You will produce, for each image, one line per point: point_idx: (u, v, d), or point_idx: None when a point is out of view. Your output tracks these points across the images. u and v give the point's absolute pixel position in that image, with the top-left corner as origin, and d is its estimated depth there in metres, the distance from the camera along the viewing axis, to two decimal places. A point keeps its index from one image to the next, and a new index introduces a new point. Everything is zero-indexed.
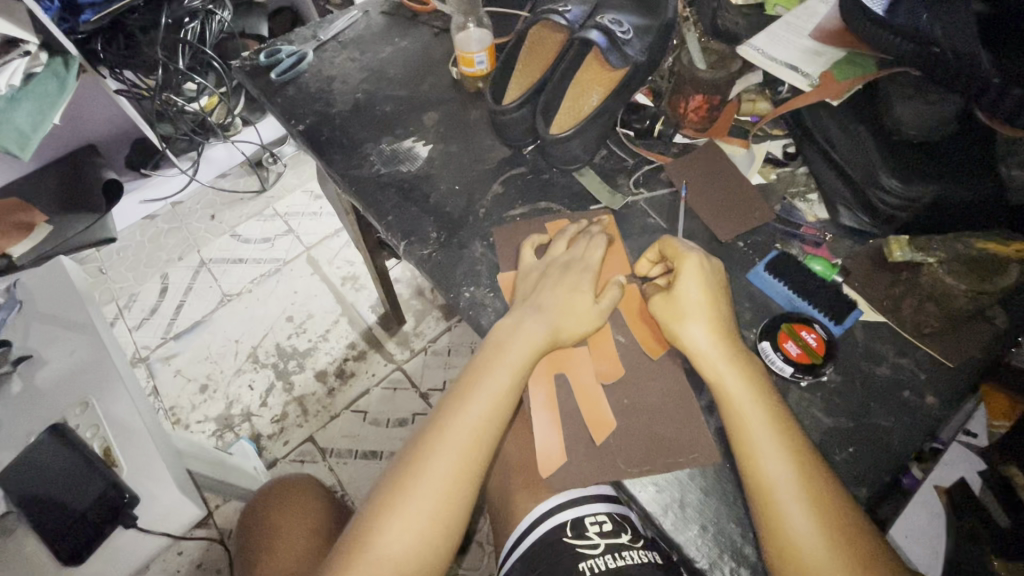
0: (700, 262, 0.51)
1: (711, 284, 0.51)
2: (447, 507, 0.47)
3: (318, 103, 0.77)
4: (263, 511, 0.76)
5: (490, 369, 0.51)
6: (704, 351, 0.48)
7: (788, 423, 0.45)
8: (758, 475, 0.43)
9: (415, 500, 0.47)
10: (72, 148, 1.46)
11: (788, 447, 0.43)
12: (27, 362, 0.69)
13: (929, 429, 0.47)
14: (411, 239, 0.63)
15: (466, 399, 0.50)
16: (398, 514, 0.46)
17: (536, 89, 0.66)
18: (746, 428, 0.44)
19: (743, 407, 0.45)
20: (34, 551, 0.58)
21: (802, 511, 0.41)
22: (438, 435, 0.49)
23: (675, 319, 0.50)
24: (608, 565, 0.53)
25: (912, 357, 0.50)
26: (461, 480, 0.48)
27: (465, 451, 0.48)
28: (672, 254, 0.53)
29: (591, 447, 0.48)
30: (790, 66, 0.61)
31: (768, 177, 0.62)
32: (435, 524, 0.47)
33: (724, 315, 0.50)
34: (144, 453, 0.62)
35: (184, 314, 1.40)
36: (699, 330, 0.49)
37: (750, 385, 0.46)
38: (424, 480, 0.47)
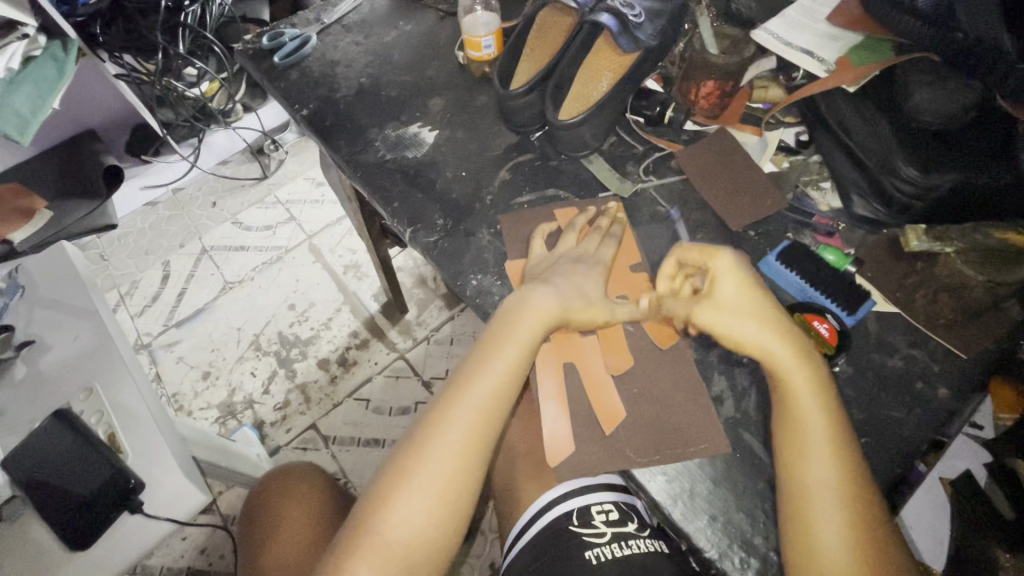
0: (733, 258, 0.51)
1: (749, 279, 0.50)
2: (452, 491, 0.47)
3: (322, 88, 0.76)
4: (278, 493, 0.76)
5: (499, 352, 0.50)
6: (776, 352, 0.47)
7: (839, 422, 0.44)
8: (798, 474, 0.43)
9: (420, 484, 0.46)
10: (72, 133, 1.45)
11: (834, 447, 0.43)
12: (31, 348, 0.69)
13: (941, 420, 0.47)
14: (417, 226, 0.62)
15: (470, 383, 0.50)
16: (402, 497, 0.46)
17: (545, 74, 0.64)
18: (801, 422, 0.44)
19: (801, 402, 0.45)
20: (39, 535, 0.57)
21: (833, 515, 0.41)
22: (442, 419, 0.49)
23: (730, 322, 0.48)
24: (615, 554, 0.53)
25: (925, 348, 0.50)
26: (466, 464, 0.47)
27: (470, 435, 0.48)
28: (702, 255, 0.51)
29: (602, 437, 0.48)
30: (806, 50, 0.60)
31: (780, 166, 0.61)
32: (441, 507, 0.46)
33: (772, 306, 0.49)
34: (148, 440, 0.62)
35: (187, 301, 1.40)
36: (757, 329, 0.48)
37: (813, 382, 0.45)
38: (430, 463, 0.47)
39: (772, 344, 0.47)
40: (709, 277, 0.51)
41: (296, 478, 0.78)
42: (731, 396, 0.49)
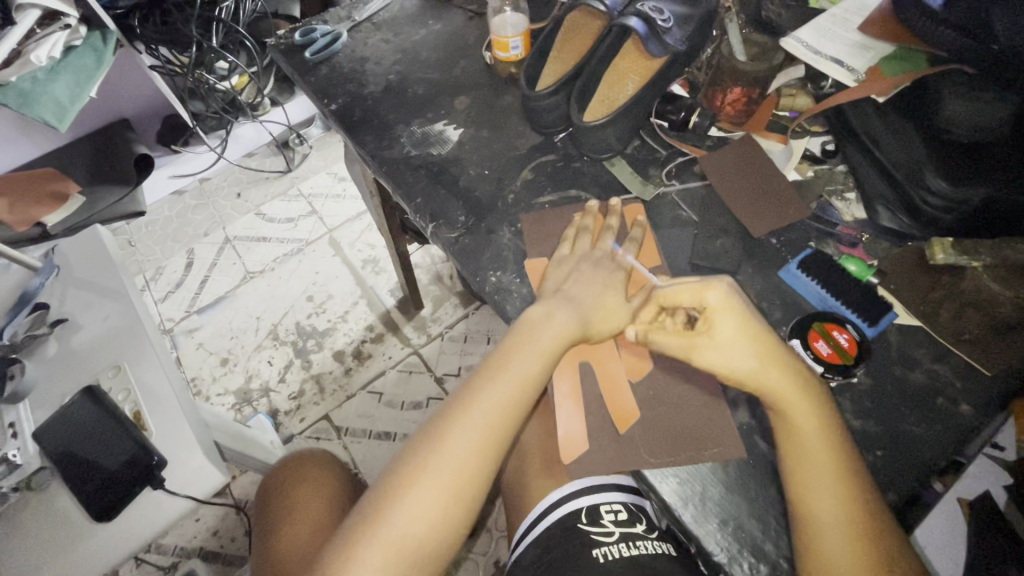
0: (726, 288, 0.47)
1: (747, 314, 0.46)
2: (467, 486, 0.47)
3: (351, 84, 0.78)
4: (282, 486, 0.77)
5: (519, 352, 0.51)
6: (781, 389, 0.44)
7: (844, 445, 0.43)
8: (806, 501, 0.42)
9: (435, 476, 0.47)
10: (107, 122, 1.49)
11: (841, 481, 0.41)
12: (64, 325, 0.72)
13: (962, 436, 0.46)
14: (439, 221, 0.63)
15: (492, 380, 0.51)
16: (417, 488, 0.47)
17: (571, 76, 0.65)
18: (802, 449, 0.43)
19: (804, 433, 0.43)
20: (68, 506, 0.60)
21: (846, 540, 0.40)
22: (461, 413, 0.49)
23: (726, 361, 0.45)
24: (622, 553, 0.54)
25: (948, 363, 0.49)
26: (482, 460, 0.48)
27: (488, 430, 0.49)
28: (692, 295, 0.48)
29: (615, 437, 0.48)
30: (836, 60, 0.59)
31: (805, 174, 0.61)
32: (455, 502, 0.47)
33: (770, 338, 0.46)
34: (171, 419, 0.65)
35: (209, 289, 1.43)
36: (758, 363, 0.44)
37: (816, 413, 0.43)
38: (447, 459, 0.47)
39: (776, 379, 0.44)
40: (705, 315, 0.47)
41: (298, 472, 0.78)
42: (746, 400, 0.49)
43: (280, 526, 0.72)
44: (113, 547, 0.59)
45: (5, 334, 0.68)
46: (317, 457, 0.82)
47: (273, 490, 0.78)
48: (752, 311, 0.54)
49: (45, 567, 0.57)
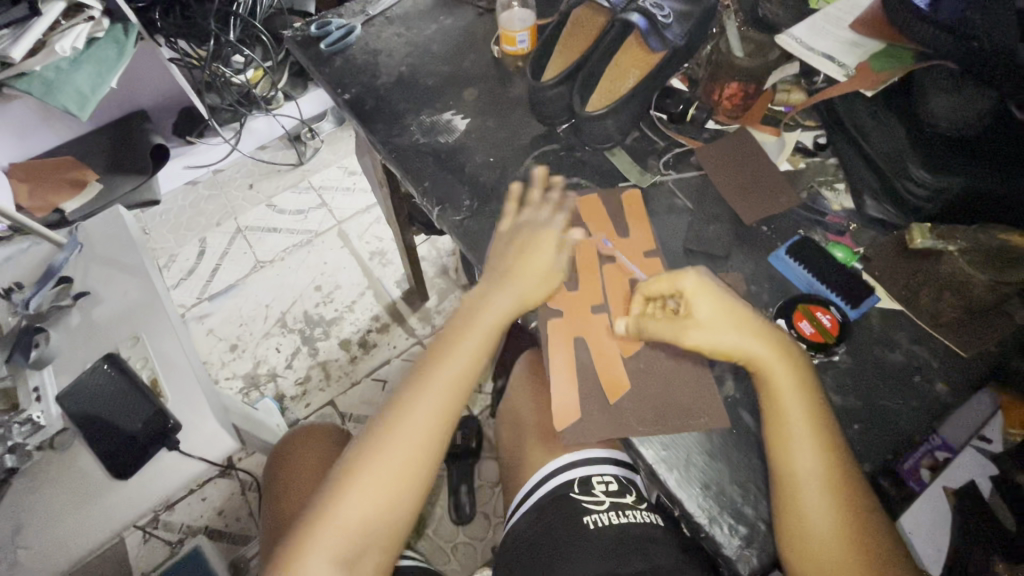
0: (697, 274, 0.51)
1: (720, 292, 0.51)
2: (432, 435, 0.55)
3: (364, 75, 0.81)
4: (292, 453, 0.81)
5: (475, 319, 0.58)
6: (762, 357, 0.48)
7: (823, 413, 0.47)
8: (785, 459, 0.45)
9: (404, 430, 0.54)
10: (126, 112, 1.54)
11: (817, 437, 0.45)
12: (87, 298, 0.75)
13: (937, 414, 0.49)
14: (445, 205, 0.66)
15: (456, 340, 0.58)
16: (394, 436, 0.54)
17: (574, 68, 0.68)
18: (783, 414, 0.46)
19: (786, 399, 0.47)
20: (87, 465, 0.63)
21: (818, 496, 0.44)
22: (431, 369, 0.56)
23: (716, 338, 0.49)
24: (611, 521, 0.56)
25: (927, 346, 0.51)
26: (445, 412, 0.55)
27: (453, 383, 0.56)
28: (668, 286, 0.52)
29: (607, 407, 0.51)
30: (828, 56, 0.62)
31: (797, 166, 0.63)
32: (424, 450, 0.54)
33: (746, 311, 0.50)
34: (186, 386, 0.69)
35: (220, 276, 1.47)
36: (741, 337, 0.49)
37: (794, 376, 0.48)
38: (414, 415, 0.54)
39: (757, 353, 0.48)
40: (684, 301, 0.51)
41: (307, 440, 0.83)
42: (732, 375, 0.51)
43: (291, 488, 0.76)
44: (129, 504, 0.62)
45: (30, 305, 0.71)
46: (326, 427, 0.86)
47: (282, 458, 0.82)
48: (741, 294, 0.56)
49: (67, 521, 0.61)
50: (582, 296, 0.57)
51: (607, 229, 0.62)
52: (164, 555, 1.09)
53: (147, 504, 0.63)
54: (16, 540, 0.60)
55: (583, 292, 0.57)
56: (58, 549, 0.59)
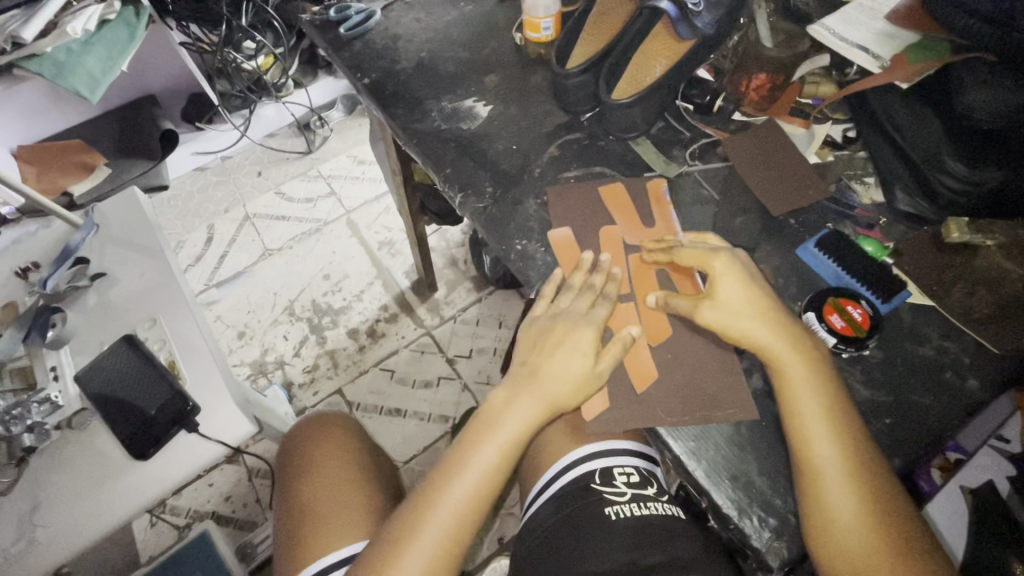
0: (730, 259, 0.52)
1: (747, 279, 0.51)
2: (468, 518, 0.52)
3: (383, 60, 0.79)
4: (302, 441, 0.81)
5: (524, 391, 0.54)
6: (772, 347, 0.48)
7: (839, 402, 0.46)
8: (804, 447, 0.45)
9: (442, 512, 0.51)
10: (135, 96, 1.52)
11: (833, 425, 0.45)
12: (103, 280, 0.75)
13: (968, 410, 0.48)
14: (467, 192, 0.65)
15: (502, 415, 0.54)
16: (422, 532, 0.51)
17: (601, 55, 0.67)
18: (796, 402, 0.46)
19: (795, 387, 0.47)
20: (105, 445, 0.63)
21: (840, 482, 0.43)
22: (467, 454, 0.53)
23: (732, 320, 0.49)
24: (633, 512, 0.56)
25: (957, 341, 0.51)
26: (483, 494, 0.52)
27: (488, 471, 0.52)
28: (698, 261, 0.53)
29: (633, 396, 0.51)
30: (861, 47, 0.61)
31: (825, 158, 0.63)
32: (458, 534, 0.51)
33: (769, 302, 0.50)
34: (204, 369, 0.68)
35: (228, 263, 1.46)
36: (754, 326, 0.49)
37: (809, 368, 0.47)
38: (452, 494, 0.52)
39: (769, 343, 0.48)
40: (709, 280, 0.52)
41: (318, 428, 0.83)
42: (759, 367, 0.52)
43: (304, 474, 0.76)
44: (148, 486, 0.62)
45: (48, 285, 0.71)
46: (335, 416, 0.87)
47: (292, 447, 0.82)
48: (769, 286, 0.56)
49: (86, 501, 0.61)
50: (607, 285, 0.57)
51: (633, 219, 0.61)
52: (171, 539, 1.10)
53: (164, 487, 0.62)
54: (34, 519, 0.60)
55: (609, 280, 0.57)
56: (79, 529, 0.59)
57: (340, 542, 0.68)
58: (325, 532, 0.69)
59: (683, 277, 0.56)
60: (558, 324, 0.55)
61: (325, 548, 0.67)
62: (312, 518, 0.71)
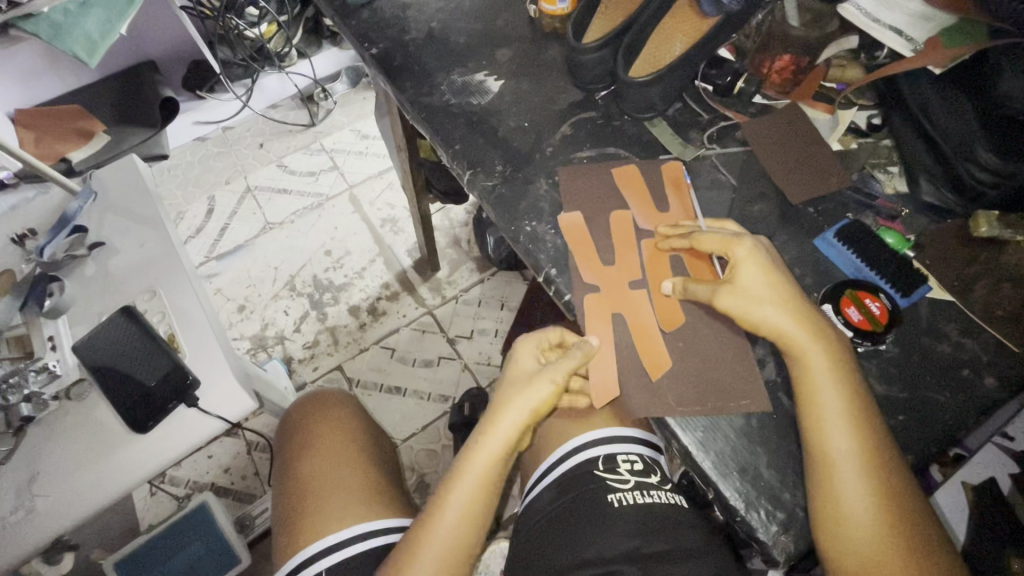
0: (753, 244, 0.50)
1: (770, 266, 0.50)
2: (466, 533, 0.54)
3: (392, 29, 0.76)
4: (305, 418, 0.80)
5: (504, 409, 0.55)
6: (794, 334, 0.47)
7: (858, 394, 0.45)
8: (821, 440, 0.44)
9: (440, 533, 0.53)
10: (135, 61, 1.48)
11: (852, 417, 0.44)
12: (101, 249, 0.73)
13: (984, 408, 0.47)
14: (476, 169, 0.63)
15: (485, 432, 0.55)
16: (424, 552, 0.52)
17: (620, 31, 0.64)
18: (816, 392, 0.45)
19: (816, 377, 0.46)
20: (103, 416, 0.62)
21: (855, 476, 0.43)
22: (449, 492, 0.55)
23: (751, 306, 0.48)
24: (636, 499, 0.55)
25: (977, 339, 0.50)
26: (479, 507, 0.54)
27: (473, 503, 0.54)
28: (719, 247, 0.51)
29: (649, 385, 0.50)
30: (895, 29, 0.59)
31: (848, 146, 0.61)
32: (457, 549, 0.53)
33: (791, 288, 0.49)
34: (204, 343, 0.67)
35: (229, 236, 1.44)
36: (775, 313, 0.47)
37: (830, 360, 0.46)
38: (447, 516, 0.54)
39: (790, 331, 0.47)
40: (729, 266, 0.51)
41: (321, 406, 0.82)
42: (773, 359, 0.51)
43: (306, 452, 0.76)
44: (147, 459, 0.61)
45: (44, 253, 0.69)
46: (339, 394, 0.86)
47: (294, 423, 0.81)
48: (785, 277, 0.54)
49: (83, 471, 0.60)
50: (618, 271, 0.55)
51: (646, 204, 0.59)
52: (171, 509, 1.10)
53: (163, 459, 0.62)
54: (32, 488, 0.59)
55: (621, 265, 0.56)
56: (76, 500, 0.59)
57: (342, 522, 0.67)
58: (326, 511, 0.69)
59: (698, 259, 0.55)
60: (513, 362, 0.58)
61: (326, 528, 0.67)
62: (313, 497, 0.71)
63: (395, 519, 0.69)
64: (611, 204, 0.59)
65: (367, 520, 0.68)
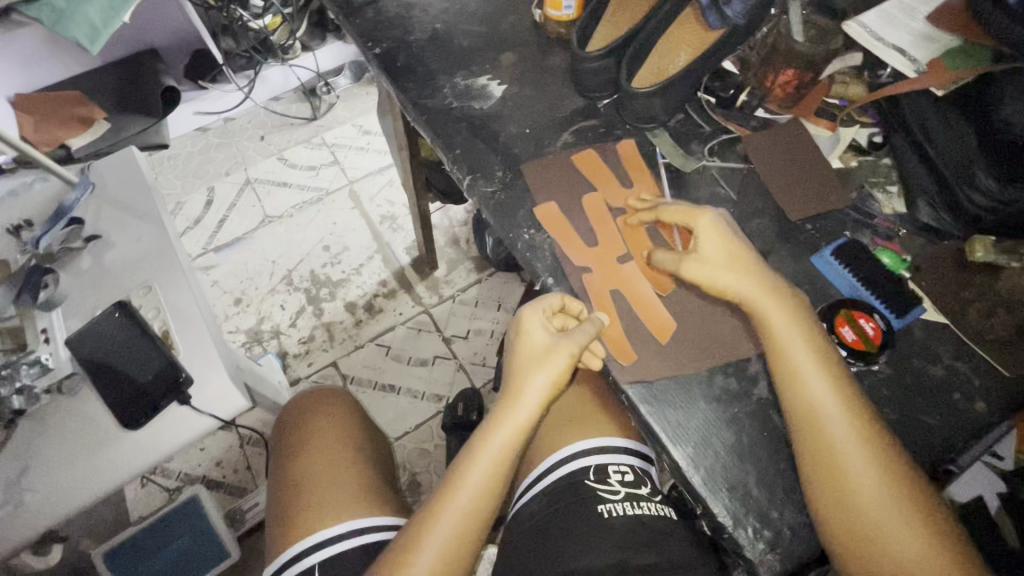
0: (711, 215, 0.53)
1: (728, 234, 0.52)
2: (471, 524, 0.51)
3: (397, 29, 0.75)
4: (299, 412, 0.81)
5: (517, 397, 0.54)
6: (759, 301, 0.49)
7: (835, 367, 0.47)
8: (807, 416, 0.45)
9: (445, 520, 0.51)
10: (137, 49, 1.46)
11: (834, 387, 0.46)
12: (97, 242, 0.73)
13: (973, 431, 0.48)
14: (476, 174, 0.63)
15: (499, 418, 0.54)
16: (432, 536, 0.51)
17: (624, 40, 0.63)
18: (795, 368, 0.47)
19: (794, 353, 0.47)
20: (94, 411, 0.62)
21: (846, 448, 0.44)
22: (440, 507, 0.52)
23: (715, 274, 0.50)
24: (626, 511, 0.56)
25: (969, 362, 0.50)
26: (486, 496, 0.52)
27: (473, 507, 0.52)
28: (681, 218, 0.54)
29: (659, 348, 0.52)
30: (898, 49, 0.58)
31: (848, 164, 0.61)
32: (460, 539, 0.51)
33: (749, 256, 0.51)
34: (199, 340, 0.67)
35: (227, 228, 1.44)
36: (737, 277, 0.50)
37: (805, 334, 0.48)
38: (453, 504, 0.52)
39: (754, 298, 0.49)
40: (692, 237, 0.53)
41: (318, 401, 0.83)
42: (766, 376, 0.51)
43: (304, 445, 0.76)
44: (138, 455, 0.61)
45: (40, 244, 0.70)
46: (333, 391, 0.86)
47: (290, 420, 0.81)
48: None
49: (75, 467, 0.60)
50: (601, 251, 0.57)
51: (611, 183, 0.61)
52: (161, 501, 1.10)
53: (153, 456, 0.62)
54: (21, 483, 0.59)
55: (602, 246, 0.57)
56: (66, 496, 0.59)
57: (336, 519, 0.67)
58: (322, 505, 0.69)
59: (667, 230, 0.58)
60: (523, 330, 0.55)
61: (316, 526, 0.67)
62: (310, 493, 0.70)
63: (387, 519, 0.69)
64: (590, 215, 0.59)
65: (358, 519, 0.67)
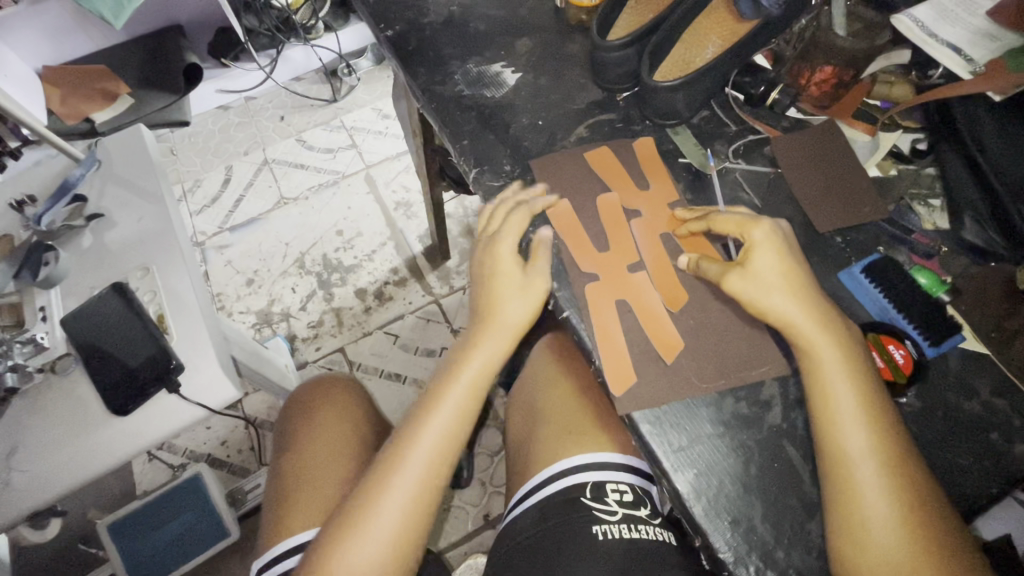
0: (770, 228, 0.48)
1: (785, 252, 0.47)
2: (445, 447, 0.55)
3: (410, 11, 0.72)
4: (306, 405, 0.79)
5: (489, 327, 0.55)
6: (800, 324, 0.44)
7: (879, 404, 0.42)
8: (839, 458, 0.41)
9: (421, 447, 0.54)
10: (161, 25, 1.45)
11: (876, 430, 0.41)
12: (99, 221, 0.71)
13: (1011, 476, 0.43)
14: (483, 167, 0.60)
15: (467, 348, 0.56)
16: (408, 459, 0.54)
17: (649, 28, 0.59)
18: (831, 402, 0.43)
19: (831, 387, 0.43)
20: (86, 394, 0.62)
21: (881, 499, 0.39)
22: (422, 421, 0.55)
23: (759, 292, 0.46)
24: (621, 534, 0.53)
25: (1010, 400, 0.45)
26: (458, 422, 0.55)
27: (448, 431, 0.55)
28: (737, 228, 0.49)
29: (664, 367, 0.48)
30: (951, 46, 0.53)
31: (887, 172, 0.56)
32: (435, 462, 0.54)
33: (804, 278, 0.47)
34: (192, 325, 0.65)
35: (241, 209, 1.43)
36: (784, 300, 0.45)
37: (846, 364, 0.43)
38: (427, 431, 0.54)
39: (798, 321, 0.45)
40: (744, 250, 0.48)
41: (321, 391, 0.81)
42: (781, 402, 0.47)
43: (306, 433, 0.75)
44: (126, 440, 0.61)
45: (42, 222, 0.69)
46: (342, 381, 0.85)
47: (295, 409, 0.80)
48: None
49: (63, 447, 0.60)
50: (614, 256, 0.53)
51: (628, 186, 0.57)
52: (166, 477, 1.11)
53: (139, 444, 0.61)
54: (10, 462, 0.59)
55: (614, 252, 0.54)
56: (52, 479, 0.58)
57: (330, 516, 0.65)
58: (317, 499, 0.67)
59: (701, 242, 0.53)
60: (494, 268, 0.55)
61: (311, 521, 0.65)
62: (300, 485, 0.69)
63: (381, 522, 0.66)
64: (602, 215, 0.55)
65: None
